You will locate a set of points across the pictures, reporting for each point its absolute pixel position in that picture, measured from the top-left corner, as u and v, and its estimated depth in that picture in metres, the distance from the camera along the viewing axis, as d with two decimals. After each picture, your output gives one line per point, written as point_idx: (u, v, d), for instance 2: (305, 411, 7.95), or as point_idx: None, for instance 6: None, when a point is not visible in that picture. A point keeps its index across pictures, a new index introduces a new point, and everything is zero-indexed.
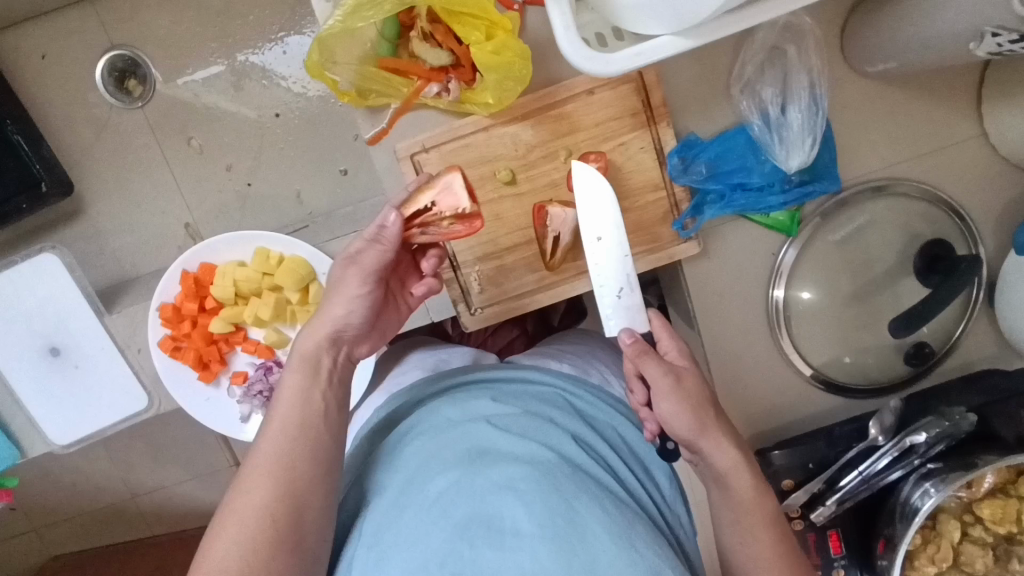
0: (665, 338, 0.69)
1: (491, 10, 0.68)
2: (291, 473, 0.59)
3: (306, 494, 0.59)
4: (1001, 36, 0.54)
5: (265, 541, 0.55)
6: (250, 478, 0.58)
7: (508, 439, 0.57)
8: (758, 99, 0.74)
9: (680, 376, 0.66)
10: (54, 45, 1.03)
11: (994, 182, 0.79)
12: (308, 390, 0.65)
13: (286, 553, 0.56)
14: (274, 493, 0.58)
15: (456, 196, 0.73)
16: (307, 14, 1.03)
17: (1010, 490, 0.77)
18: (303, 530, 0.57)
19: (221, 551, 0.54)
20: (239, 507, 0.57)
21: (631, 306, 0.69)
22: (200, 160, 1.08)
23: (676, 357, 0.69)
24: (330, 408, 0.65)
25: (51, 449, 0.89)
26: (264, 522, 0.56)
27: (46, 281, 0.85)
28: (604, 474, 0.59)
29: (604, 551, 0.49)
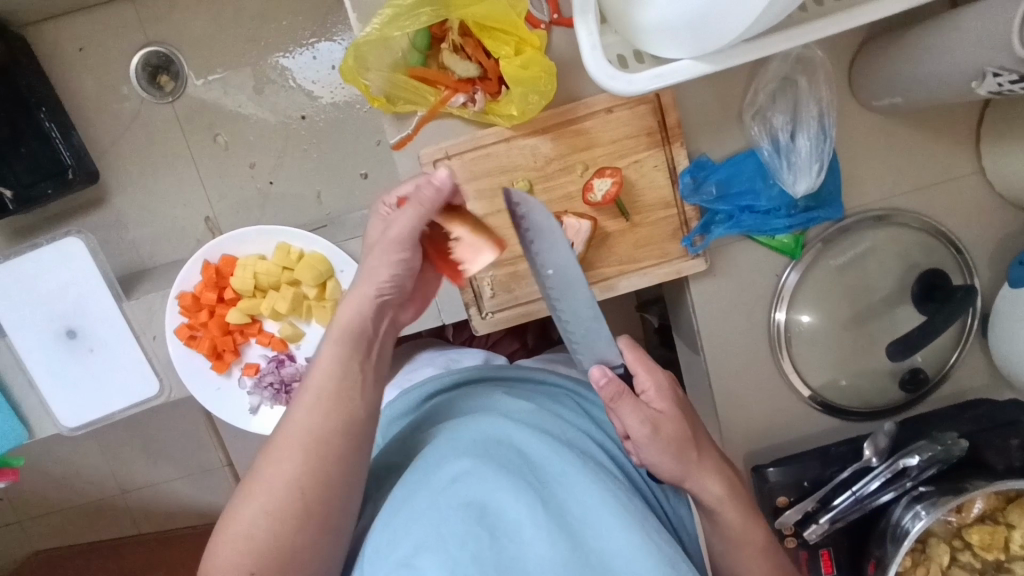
0: (641, 373, 0.62)
1: (521, 27, 0.71)
2: (321, 451, 0.57)
3: (333, 469, 0.57)
4: (1002, 76, 0.58)
5: (292, 514, 0.56)
6: (279, 449, 0.58)
7: (524, 431, 0.59)
8: (768, 125, 0.78)
9: (659, 424, 0.60)
10: (91, 38, 1.06)
11: (990, 217, 0.83)
12: (345, 365, 0.60)
13: (310, 528, 0.56)
14: (303, 470, 0.57)
15: (471, 259, 0.66)
16: (338, 22, 1.07)
17: (999, 517, 0.79)
18: (330, 507, 0.57)
19: (248, 520, 0.55)
20: (269, 477, 0.57)
21: (598, 340, 0.61)
22: (224, 157, 1.11)
23: (655, 395, 0.62)
24: (366, 382, 0.61)
25: (59, 431, 0.90)
26: (292, 494, 0.56)
27: (69, 264, 0.87)
28: (613, 471, 0.61)
29: (619, 545, 0.51)
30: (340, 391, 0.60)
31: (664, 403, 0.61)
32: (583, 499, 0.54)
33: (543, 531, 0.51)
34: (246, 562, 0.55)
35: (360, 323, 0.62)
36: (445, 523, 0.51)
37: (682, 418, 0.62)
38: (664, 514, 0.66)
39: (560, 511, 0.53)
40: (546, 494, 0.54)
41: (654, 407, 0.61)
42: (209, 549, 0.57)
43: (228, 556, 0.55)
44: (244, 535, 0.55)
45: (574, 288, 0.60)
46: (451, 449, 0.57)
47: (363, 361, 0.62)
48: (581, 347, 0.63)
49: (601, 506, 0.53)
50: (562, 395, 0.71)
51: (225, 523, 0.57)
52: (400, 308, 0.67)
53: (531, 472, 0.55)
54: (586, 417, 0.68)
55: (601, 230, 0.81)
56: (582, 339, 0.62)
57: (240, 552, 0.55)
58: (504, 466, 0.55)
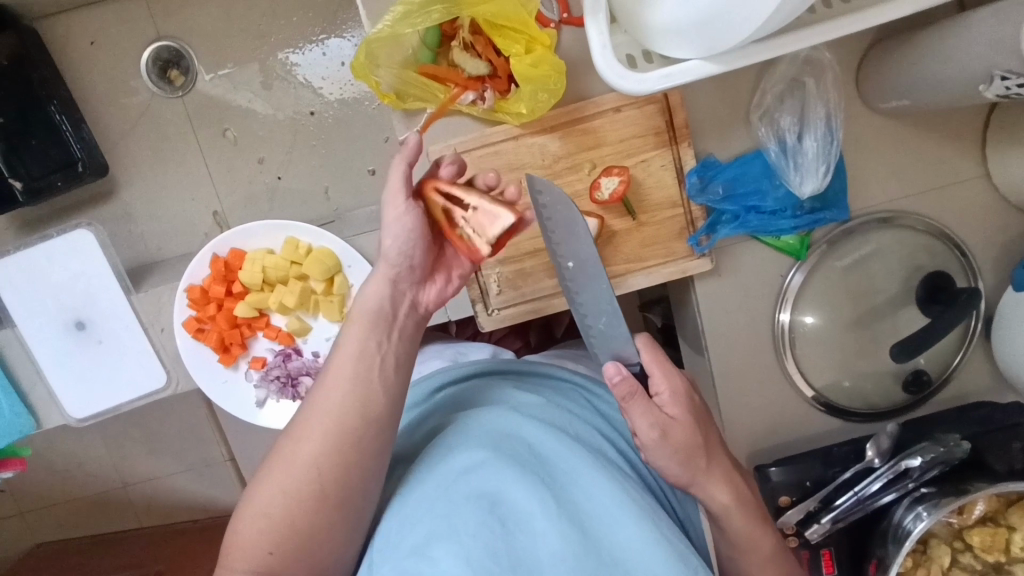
0: (657, 375, 0.61)
1: (532, 25, 0.72)
2: (340, 430, 0.59)
3: (353, 453, 0.58)
4: (1010, 79, 0.58)
5: (310, 495, 0.57)
6: (301, 429, 0.59)
7: (535, 426, 0.59)
8: (775, 127, 0.78)
9: (668, 430, 0.59)
10: (102, 32, 1.06)
11: (995, 220, 0.83)
12: (368, 346, 0.62)
13: (326, 508, 0.57)
14: (322, 450, 0.58)
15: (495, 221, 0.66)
16: (348, 19, 1.08)
17: (1000, 519, 0.79)
18: (347, 486, 0.58)
19: (268, 498, 0.57)
20: (289, 455, 0.58)
21: (615, 334, 0.63)
22: (233, 151, 1.12)
23: (669, 398, 0.61)
24: (387, 367, 0.62)
25: (67, 422, 0.91)
26: (311, 475, 0.57)
27: (79, 256, 0.87)
28: (623, 467, 0.61)
29: (629, 540, 0.52)
30: (362, 372, 0.61)
31: (676, 408, 0.61)
32: (594, 493, 0.55)
33: (555, 523, 0.52)
34: (264, 541, 0.56)
35: (382, 303, 0.64)
36: (458, 514, 0.51)
37: (694, 425, 0.61)
38: (670, 506, 0.67)
39: (571, 504, 0.54)
40: (557, 488, 0.54)
41: (665, 411, 0.61)
42: (231, 527, 0.59)
43: (247, 534, 0.56)
44: (262, 513, 0.57)
45: (595, 279, 0.62)
46: (463, 443, 0.58)
47: (387, 340, 0.63)
48: (599, 340, 0.64)
49: (611, 501, 0.54)
50: (570, 389, 0.72)
51: (245, 502, 0.58)
52: (420, 284, 0.67)
53: (543, 466, 0.56)
54: (594, 412, 0.69)
55: (607, 229, 0.81)
56: (601, 331, 0.63)
57: (259, 530, 0.56)
58: (517, 460, 0.55)
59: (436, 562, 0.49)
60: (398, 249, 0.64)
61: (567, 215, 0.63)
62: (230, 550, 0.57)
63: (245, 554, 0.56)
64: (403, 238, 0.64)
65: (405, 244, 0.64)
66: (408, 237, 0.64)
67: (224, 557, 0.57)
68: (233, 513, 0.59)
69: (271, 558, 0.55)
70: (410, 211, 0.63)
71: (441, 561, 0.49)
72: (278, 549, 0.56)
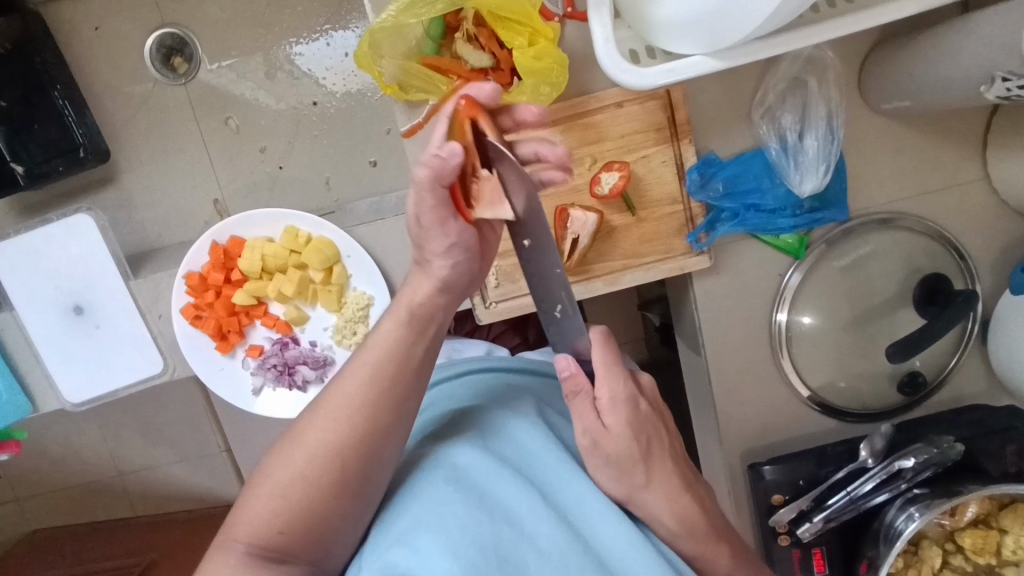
0: (599, 379, 0.57)
1: (536, 19, 0.72)
2: (366, 422, 0.56)
3: (375, 445, 0.56)
4: (1012, 81, 0.58)
5: (328, 482, 0.55)
6: (327, 413, 0.56)
7: (532, 432, 0.60)
8: (777, 125, 0.78)
9: (598, 441, 0.56)
10: (106, 18, 1.06)
11: (993, 224, 0.83)
12: (411, 344, 0.58)
13: (344, 492, 0.55)
14: (351, 435, 0.56)
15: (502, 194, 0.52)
16: (353, 10, 1.08)
17: (992, 521, 0.79)
18: (369, 472, 0.57)
19: (287, 476, 0.54)
20: (309, 440, 0.56)
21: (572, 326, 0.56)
22: (235, 141, 1.12)
23: (608, 405, 0.57)
24: (423, 365, 0.59)
25: (63, 406, 0.91)
26: (332, 462, 0.55)
27: (78, 239, 0.88)
28: None
29: (617, 543, 0.53)
30: (400, 364, 0.58)
31: (614, 417, 0.56)
32: (582, 497, 0.55)
33: (547, 527, 0.52)
34: (276, 521, 0.54)
35: (427, 305, 0.59)
36: (449, 508, 0.52)
37: (633, 436, 0.57)
38: None
39: (561, 510, 0.54)
40: (548, 494, 0.55)
41: (605, 419, 0.57)
42: (239, 502, 0.56)
43: (255, 511, 0.54)
44: (278, 494, 0.54)
45: (552, 262, 0.52)
46: (458, 444, 0.59)
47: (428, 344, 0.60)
48: (556, 330, 0.58)
49: (597, 504, 0.55)
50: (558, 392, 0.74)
51: (259, 477, 0.56)
52: (469, 288, 0.61)
53: (535, 475, 0.56)
54: None
55: (606, 224, 0.81)
56: (558, 320, 0.56)
57: (273, 508, 0.54)
58: (509, 464, 0.56)
59: (426, 558, 0.48)
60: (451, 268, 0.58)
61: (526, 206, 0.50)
62: (238, 522, 0.54)
63: (253, 530, 0.53)
64: (454, 258, 0.58)
65: (459, 260, 0.58)
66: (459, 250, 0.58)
67: (228, 530, 0.55)
68: (239, 494, 0.56)
69: (282, 536, 0.54)
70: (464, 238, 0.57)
71: (430, 553, 0.48)
72: (288, 530, 0.54)
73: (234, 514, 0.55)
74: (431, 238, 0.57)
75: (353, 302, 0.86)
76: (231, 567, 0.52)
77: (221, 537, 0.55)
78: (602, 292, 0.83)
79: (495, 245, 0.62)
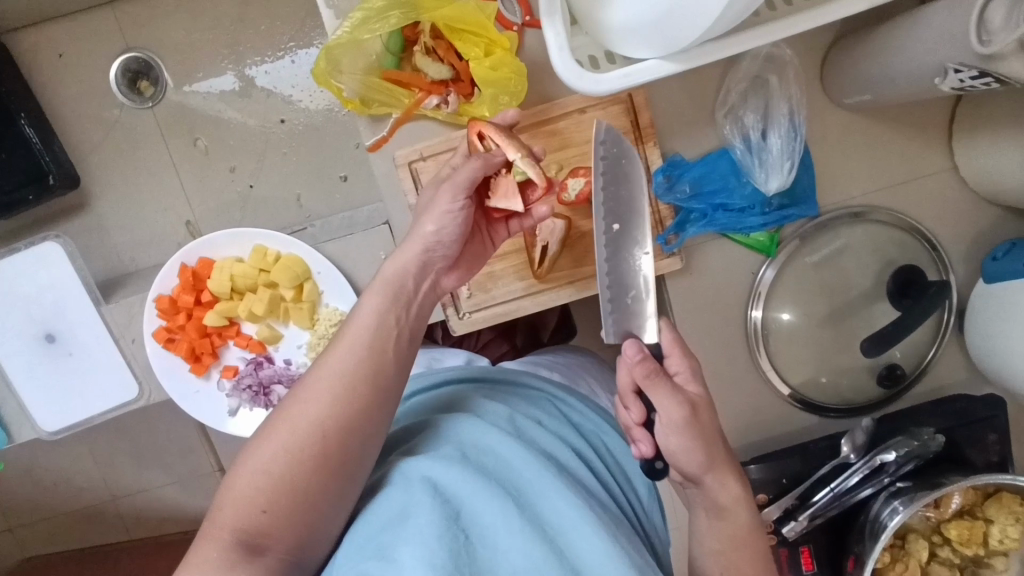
0: (676, 356, 0.66)
1: (491, 29, 0.73)
2: (349, 394, 0.58)
3: (357, 420, 0.58)
4: (963, 72, 0.58)
5: (307, 462, 0.55)
6: (310, 387, 0.58)
7: (506, 440, 0.60)
8: (740, 124, 0.79)
9: (693, 408, 0.63)
10: (71, 45, 1.07)
11: (963, 213, 0.83)
12: (387, 314, 0.62)
13: (324, 474, 0.56)
14: (331, 413, 0.57)
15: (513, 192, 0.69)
16: (316, 27, 1.08)
17: (977, 512, 0.79)
18: (349, 452, 0.57)
19: (268, 454, 0.55)
20: (290, 418, 0.57)
21: (636, 313, 0.68)
22: (206, 161, 1.12)
23: (684, 379, 0.66)
24: (402, 335, 0.63)
25: (38, 436, 0.91)
26: (315, 437, 0.56)
27: (46, 267, 0.88)
28: (588, 482, 0.62)
29: (591, 552, 0.52)
30: (379, 343, 0.61)
31: (694, 387, 0.66)
32: (557, 506, 0.55)
33: (519, 534, 0.52)
34: (259, 499, 0.54)
35: (402, 277, 0.65)
36: (418, 514, 0.52)
37: (709, 404, 0.66)
38: (641, 527, 0.67)
39: (535, 517, 0.54)
40: (521, 500, 0.55)
41: (689, 390, 0.65)
42: (223, 490, 0.57)
43: (237, 491, 0.55)
44: (262, 469, 0.55)
45: (633, 246, 0.67)
46: (430, 451, 0.59)
47: (402, 314, 0.63)
48: (619, 314, 0.68)
49: (574, 512, 0.54)
50: (540, 396, 0.73)
51: (243, 459, 0.57)
52: (444, 272, 0.70)
53: (509, 482, 0.56)
54: (564, 422, 0.69)
55: (576, 230, 0.81)
56: (627, 303, 0.68)
57: (257, 486, 0.55)
58: (483, 471, 0.56)
59: (400, 567, 0.48)
60: (438, 235, 0.66)
61: (625, 168, 0.66)
62: (225, 505, 0.55)
63: (238, 511, 0.54)
64: (443, 223, 0.65)
65: (444, 229, 0.66)
66: (453, 233, 0.67)
67: (215, 516, 0.55)
68: (226, 476, 0.57)
69: (263, 517, 0.54)
70: (463, 212, 0.66)
71: (402, 564, 0.48)
72: (271, 508, 0.54)
73: (217, 501, 0.56)
74: (437, 202, 0.65)
75: (326, 319, 0.86)
76: (209, 560, 0.52)
77: (205, 525, 0.55)
78: (575, 298, 0.83)
79: (477, 253, 0.74)
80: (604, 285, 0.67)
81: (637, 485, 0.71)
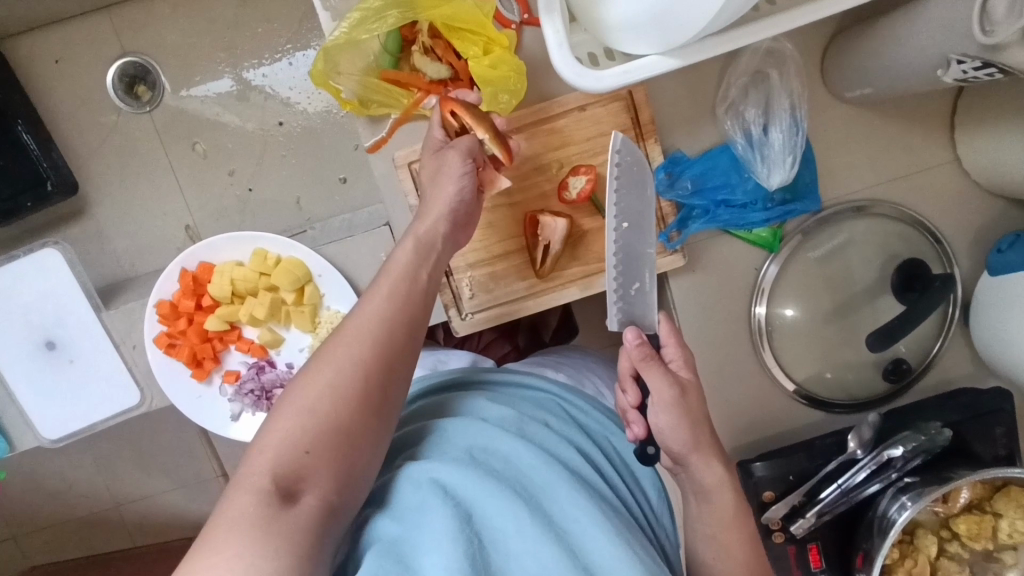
0: (672, 346, 0.68)
1: (490, 27, 0.72)
2: (389, 337, 0.60)
3: (396, 362, 0.60)
4: (966, 63, 0.58)
5: (350, 401, 0.57)
6: (352, 330, 0.60)
7: (515, 443, 0.59)
8: (741, 119, 0.78)
9: (684, 390, 0.65)
10: (67, 51, 1.07)
11: (967, 206, 0.83)
12: (416, 268, 0.64)
13: (365, 412, 0.57)
14: (373, 354, 0.59)
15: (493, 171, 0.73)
16: (313, 29, 1.07)
17: (986, 506, 0.78)
18: (389, 392, 0.59)
19: (313, 395, 0.56)
20: (334, 359, 0.58)
21: (639, 301, 0.69)
22: (204, 165, 1.11)
23: (679, 366, 0.68)
24: (432, 288, 0.65)
25: (39, 444, 0.90)
26: (358, 376, 0.57)
27: (46, 274, 0.87)
28: (596, 485, 0.61)
29: (604, 554, 0.52)
30: (411, 291, 0.63)
31: (686, 373, 0.67)
32: (568, 508, 0.55)
33: (533, 538, 0.51)
34: (303, 439, 0.54)
35: (431, 236, 0.67)
36: (430, 518, 0.51)
37: (699, 392, 0.67)
38: (652, 532, 0.67)
39: (547, 520, 0.54)
40: (533, 503, 0.54)
41: (682, 376, 0.67)
42: (260, 434, 0.56)
43: (278, 435, 0.55)
44: (309, 409, 0.56)
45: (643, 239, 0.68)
46: (438, 454, 0.58)
47: (429, 269, 0.66)
48: (624, 304, 0.69)
49: (586, 515, 0.54)
50: (546, 397, 0.72)
51: (284, 400, 0.57)
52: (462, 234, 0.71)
53: (520, 484, 0.55)
54: (572, 424, 0.69)
55: (577, 228, 0.80)
56: (632, 295, 0.69)
57: (303, 425, 0.55)
58: (492, 474, 0.55)
59: None
60: (461, 197, 0.68)
61: (639, 173, 0.67)
62: (265, 448, 0.54)
63: (278, 457, 0.54)
64: (465, 182, 0.68)
65: (466, 189, 0.68)
66: (471, 193, 0.68)
67: (254, 459, 0.54)
68: (256, 431, 0.56)
69: (307, 457, 0.54)
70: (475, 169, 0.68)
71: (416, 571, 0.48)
72: (315, 449, 0.55)
73: (251, 451, 0.55)
74: (449, 164, 0.67)
75: (327, 322, 0.86)
76: (247, 511, 0.50)
77: (239, 474, 0.54)
78: (578, 297, 0.82)
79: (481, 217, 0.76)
80: (613, 273, 0.68)
81: (645, 488, 0.70)
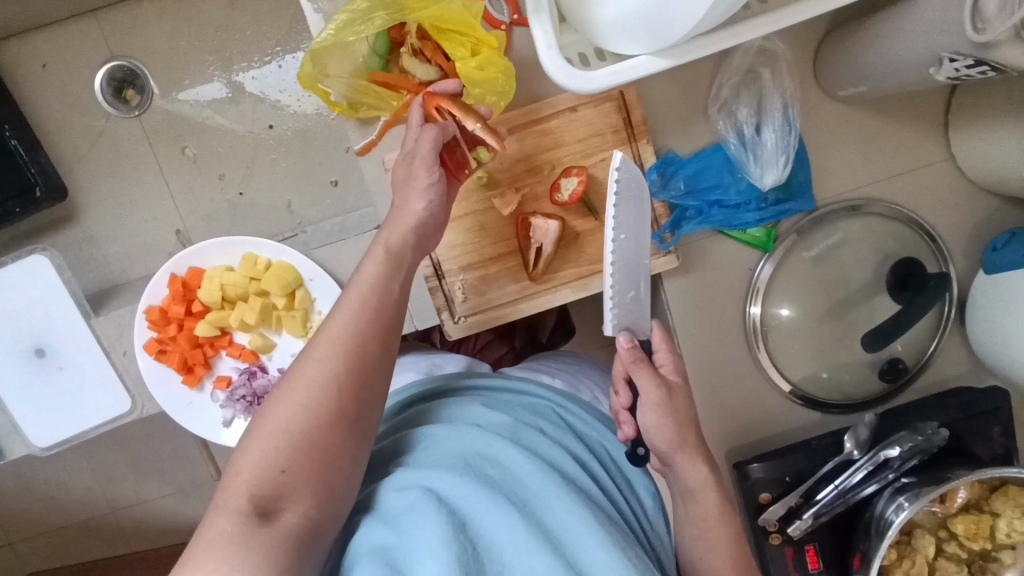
0: (664, 351, 0.69)
1: (478, 28, 0.71)
2: (361, 352, 0.59)
3: (368, 376, 0.59)
4: (957, 61, 0.58)
5: (324, 419, 0.56)
6: (321, 346, 0.58)
7: (510, 450, 0.59)
8: (733, 119, 0.78)
9: (671, 391, 0.66)
10: (55, 56, 1.06)
11: (961, 204, 0.82)
12: (388, 280, 0.63)
13: (341, 429, 0.57)
14: (345, 371, 0.58)
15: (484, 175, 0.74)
16: (302, 31, 1.07)
17: (984, 505, 0.78)
18: (364, 406, 0.58)
19: (283, 415, 0.55)
20: (305, 378, 0.57)
21: (634, 307, 0.69)
22: (195, 169, 1.11)
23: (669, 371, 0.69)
24: (405, 299, 0.64)
25: (31, 452, 0.90)
26: (330, 394, 0.57)
27: (34, 281, 0.86)
28: (590, 491, 0.61)
29: (598, 563, 0.52)
30: (383, 303, 0.62)
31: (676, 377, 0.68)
32: (561, 515, 0.54)
33: (527, 546, 0.51)
34: (278, 458, 0.54)
35: (402, 247, 0.65)
36: (423, 525, 0.51)
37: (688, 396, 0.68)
38: (646, 540, 0.65)
39: (542, 527, 0.53)
40: (528, 510, 0.54)
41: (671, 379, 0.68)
42: (235, 457, 0.56)
43: (253, 457, 0.55)
44: (282, 429, 0.55)
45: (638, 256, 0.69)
46: (431, 462, 0.58)
47: (402, 281, 0.64)
48: (619, 310, 0.68)
49: (580, 522, 0.54)
50: (542, 403, 0.72)
51: (257, 421, 0.57)
52: (434, 238, 0.69)
53: (514, 492, 0.55)
54: (568, 431, 0.68)
55: (570, 230, 0.80)
56: (628, 302, 0.68)
57: (276, 446, 0.55)
58: (487, 482, 0.55)
59: None
60: (430, 211, 0.66)
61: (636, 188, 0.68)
62: (239, 470, 0.54)
63: (253, 478, 0.53)
64: (430, 195, 0.65)
65: (433, 202, 0.66)
66: (439, 205, 0.66)
67: (230, 482, 0.54)
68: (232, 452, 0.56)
69: (282, 477, 0.54)
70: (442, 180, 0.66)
71: None
72: (290, 468, 0.54)
73: (229, 474, 0.55)
74: (415, 177, 0.65)
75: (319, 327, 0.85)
76: (225, 531, 0.50)
77: (217, 498, 0.53)
78: (571, 299, 0.81)
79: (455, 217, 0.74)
80: (611, 279, 0.67)
81: (640, 494, 0.69)
